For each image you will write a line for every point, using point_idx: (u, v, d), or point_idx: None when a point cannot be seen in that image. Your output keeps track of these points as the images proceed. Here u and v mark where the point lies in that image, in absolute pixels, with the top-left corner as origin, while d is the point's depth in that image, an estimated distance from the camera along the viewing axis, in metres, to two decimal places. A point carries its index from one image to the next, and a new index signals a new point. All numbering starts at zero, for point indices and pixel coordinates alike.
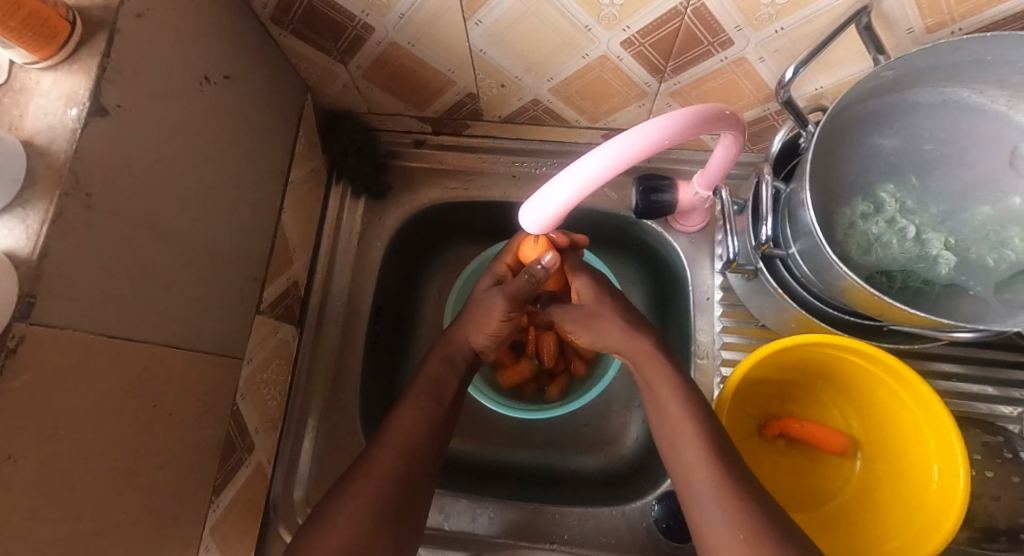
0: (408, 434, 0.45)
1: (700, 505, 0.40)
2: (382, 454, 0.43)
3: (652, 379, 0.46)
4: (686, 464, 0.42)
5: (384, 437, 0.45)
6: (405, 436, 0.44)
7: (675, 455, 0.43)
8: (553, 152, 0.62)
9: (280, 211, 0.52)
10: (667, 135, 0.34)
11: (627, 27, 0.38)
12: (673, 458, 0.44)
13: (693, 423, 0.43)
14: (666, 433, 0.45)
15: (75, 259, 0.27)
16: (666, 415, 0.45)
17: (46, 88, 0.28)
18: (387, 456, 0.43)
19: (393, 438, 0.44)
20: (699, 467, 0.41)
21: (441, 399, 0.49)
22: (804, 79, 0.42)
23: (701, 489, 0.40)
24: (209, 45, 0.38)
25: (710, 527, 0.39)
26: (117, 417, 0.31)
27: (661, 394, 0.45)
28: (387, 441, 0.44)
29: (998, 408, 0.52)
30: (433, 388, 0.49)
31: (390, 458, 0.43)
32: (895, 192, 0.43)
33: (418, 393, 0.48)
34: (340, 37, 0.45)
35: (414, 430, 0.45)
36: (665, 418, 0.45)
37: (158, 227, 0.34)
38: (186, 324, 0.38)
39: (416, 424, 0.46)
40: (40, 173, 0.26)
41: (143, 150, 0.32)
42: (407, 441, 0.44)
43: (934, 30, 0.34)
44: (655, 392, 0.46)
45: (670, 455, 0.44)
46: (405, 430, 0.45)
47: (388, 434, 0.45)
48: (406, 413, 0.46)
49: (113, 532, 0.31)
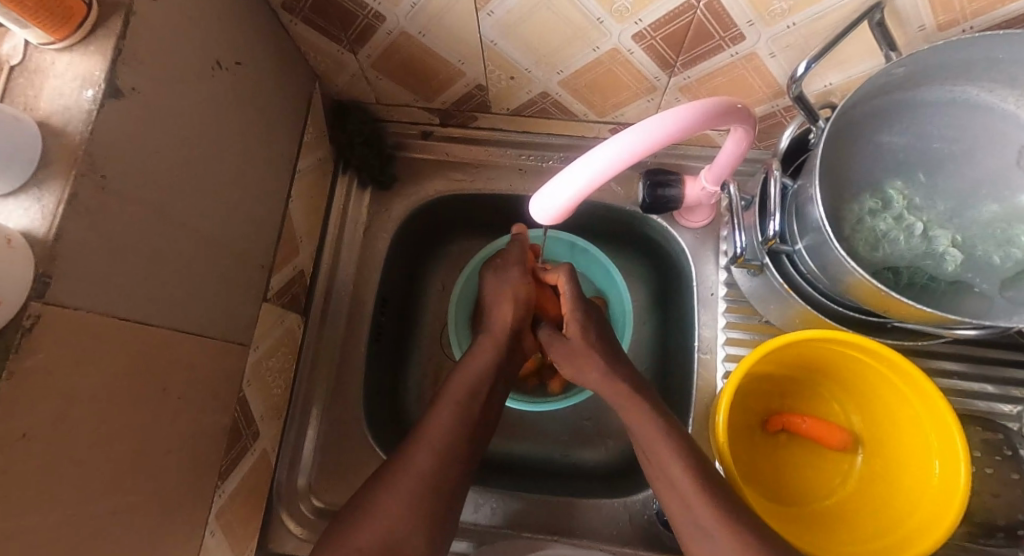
0: (450, 439, 0.45)
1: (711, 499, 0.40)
2: (417, 454, 0.44)
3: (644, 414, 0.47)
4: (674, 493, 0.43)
5: (422, 436, 0.45)
6: (443, 442, 0.45)
7: (682, 458, 0.44)
8: (560, 146, 0.62)
9: (287, 199, 0.51)
10: (677, 127, 0.35)
11: (639, 20, 0.38)
12: (680, 453, 0.44)
13: (670, 455, 0.44)
14: (651, 470, 0.45)
15: (87, 242, 0.27)
16: (648, 447, 0.45)
17: (61, 69, 0.28)
18: (422, 455, 0.44)
19: (430, 438, 0.45)
20: (689, 502, 0.42)
21: (478, 389, 0.49)
22: (815, 75, 0.42)
23: (702, 518, 0.41)
24: (221, 30, 0.38)
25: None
26: (126, 399, 0.31)
27: (640, 429, 0.46)
28: (425, 441, 0.45)
29: (997, 406, 0.52)
30: (470, 387, 0.49)
31: (422, 465, 0.43)
32: (902, 189, 0.43)
33: (455, 391, 0.48)
34: (350, 26, 0.45)
35: (454, 429, 0.46)
36: (667, 435, 0.45)
37: (169, 212, 0.34)
38: (194, 310, 0.38)
39: (455, 425, 0.46)
40: (56, 154, 0.26)
41: (156, 134, 0.32)
42: (445, 443, 0.45)
43: (946, 28, 0.35)
44: (631, 420, 0.47)
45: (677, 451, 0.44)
46: (444, 434, 0.45)
47: (425, 434, 0.45)
48: (444, 413, 0.47)
49: (122, 513, 0.32)
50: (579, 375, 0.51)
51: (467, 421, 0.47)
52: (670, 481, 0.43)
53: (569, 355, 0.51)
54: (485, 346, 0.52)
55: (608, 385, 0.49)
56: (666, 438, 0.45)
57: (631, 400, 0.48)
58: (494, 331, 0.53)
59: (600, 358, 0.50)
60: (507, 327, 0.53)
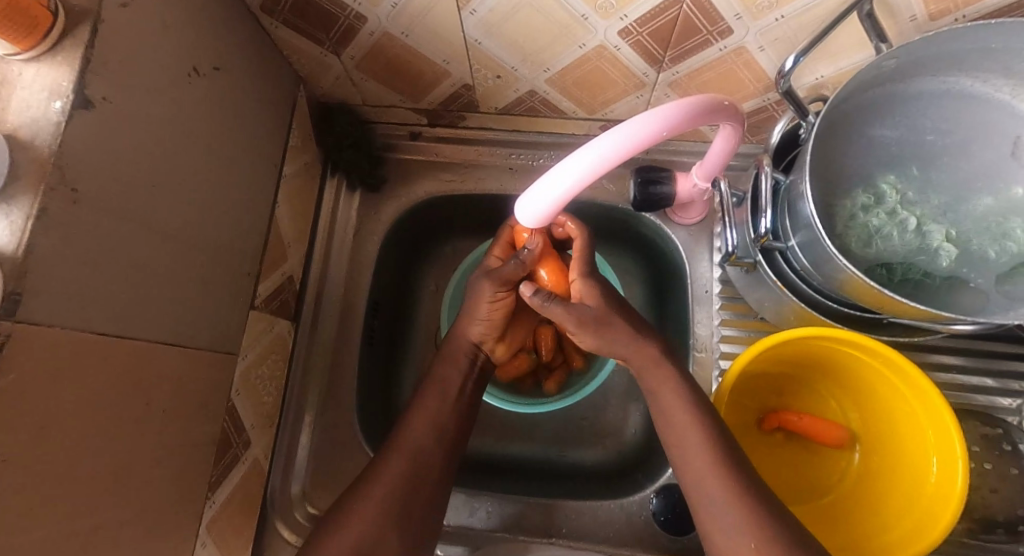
0: (422, 443, 0.45)
1: (709, 505, 0.40)
2: (390, 460, 0.43)
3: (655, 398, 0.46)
4: (689, 468, 0.42)
5: (396, 443, 0.45)
6: (416, 446, 0.45)
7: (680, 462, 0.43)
8: (550, 144, 0.62)
9: (273, 205, 0.51)
10: (666, 125, 0.34)
11: (624, 16, 0.37)
12: (679, 457, 0.43)
13: (694, 428, 0.43)
14: (670, 438, 0.45)
15: (59, 258, 0.26)
16: (671, 422, 0.45)
17: (29, 80, 0.27)
18: (396, 461, 0.43)
19: (405, 446, 0.45)
20: (706, 477, 0.41)
21: (455, 389, 0.49)
22: (805, 68, 0.41)
23: (710, 507, 0.40)
24: (198, 35, 0.37)
25: (726, 545, 0.39)
26: (107, 416, 0.30)
27: (662, 397, 0.46)
28: (399, 448, 0.44)
29: (996, 400, 0.52)
30: (445, 388, 0.49)
31: (410, 466, 0.43)
32: (896, 183, 0.42)
33: (429, 398, 0.48)
34: (332, 27, 0.44)
35: (426, 433, 0.45)
36: (672, 432, 0.44)
37: (147, 224, 0.33)
38: (176, 321, 0.37)
39: (429, 429, 0.46)
40: (25, 168, 0.25)
41: (130, 144, 0.31)
42: (423, 435, 0.45)
43: (937, 18, 0.34)
44: (654, 391, 0.46)
45: (676, 452, 0.44)
46: (416, 443, 0.45)
47: (397, 443, 0.45)
48: (417, 419, 0.46)
49: (105, 531, 0.31)
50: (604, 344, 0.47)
51: (440, 425, 0.47)
52: (686, 459, 0.43)
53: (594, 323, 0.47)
54: (449, 353, 0.51)
55: (638, 350, 0.47)
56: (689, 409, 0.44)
57: (656, 364, 0.46)
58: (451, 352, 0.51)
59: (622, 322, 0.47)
60: (467, 346, 0.52)
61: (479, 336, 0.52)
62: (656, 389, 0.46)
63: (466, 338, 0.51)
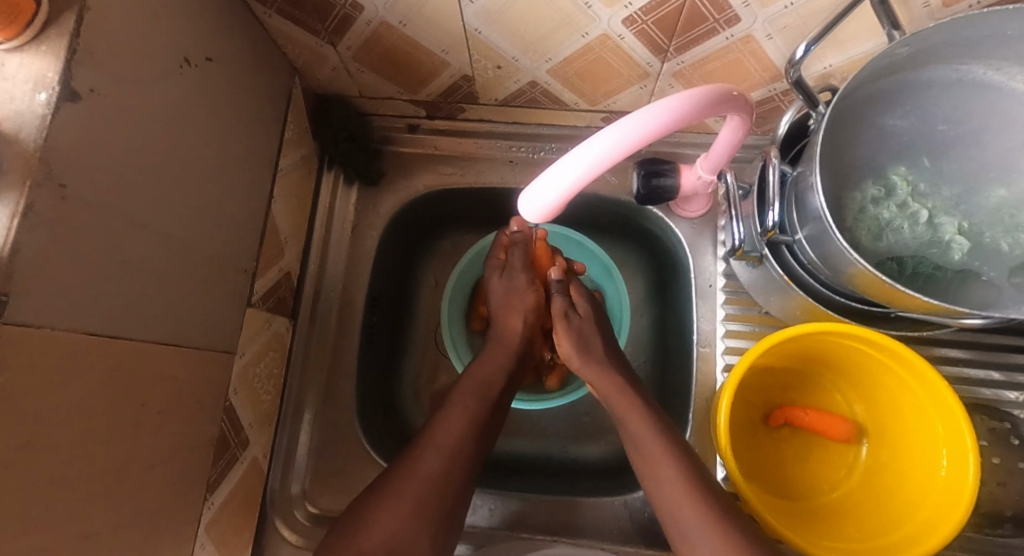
0: (456, 437, 0.45)
1: (685, 531, 0.40)
2: (424, 457, 0.43)
3: (625, 415, 0.46)
4: (669, 493, 0.42)
5: (429, 441, 0.44)
6: (450, 440, 0.44)
7: (657, 490, 0.43)
8: (551, 136, 0.61)
9: (269, 200, 0.50)
10: (675, 116, 0.33)
11: (628, 4, 0.36)
12: (651, 486, 0.43)
13: (666, 457, 0.43)
14: (642, 470, 0.44)
15: (45, 257, 0.25)
16: (643, 453, 0.44)
17: (11, 71, 0.26)
18: (421, 462, 0.43)
19: (438, 441, 0.44)
20: (682, 503, 0.41)
21: (489, 391, 0.49)
22: (813, 57, 0.41)
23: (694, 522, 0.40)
24: (189, 24, 0.36)
25: None
26: (100, 418, 0.29)
27: (634, 428, 0.45)
28: (434, 446, 0.44)
29: (1004, 393, 0.51)
30: (482, 387, 0.49)
31: (433, 462, 0.43)
32: (906, 174, 0.41)
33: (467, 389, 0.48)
34: (328, 16, 0.43)
35: (459, 428, 0.45)
36: (643, 456, 0.44)
37: (138, 220, 0.32)
38: (170, 320, 0.36)
39: (463, 423, 0.46)
40: (8, 163, 0.24)
41: (120, 138, 0.30)
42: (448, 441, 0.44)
43: (952, 3, 0.33)
44: (625, 417, 0.46)
45: (648, 482, 0.44)
46: (452, 433, 0.45)
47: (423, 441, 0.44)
48: (452, 415, 0.46)
49: (101, 537, 0.30)
50: (577, 355, 0.51)
51: (478, 420, 0.46)
52: (663, 487, 0.42)
53: (580, 330, 0.52)
54: (498, 347, 0.53)
55: (603, 375, 0.49)
56: (665, 438, 0.44)
57: (619, 389, 0.48)
58: (504, 340, 0.53)
59: (602, 345, 0.52)
60: (517, 336, 0.54)
61: (527, 328, 0.54)
62: (627, 410, 0.46)
63: (514, 327, 0.54)
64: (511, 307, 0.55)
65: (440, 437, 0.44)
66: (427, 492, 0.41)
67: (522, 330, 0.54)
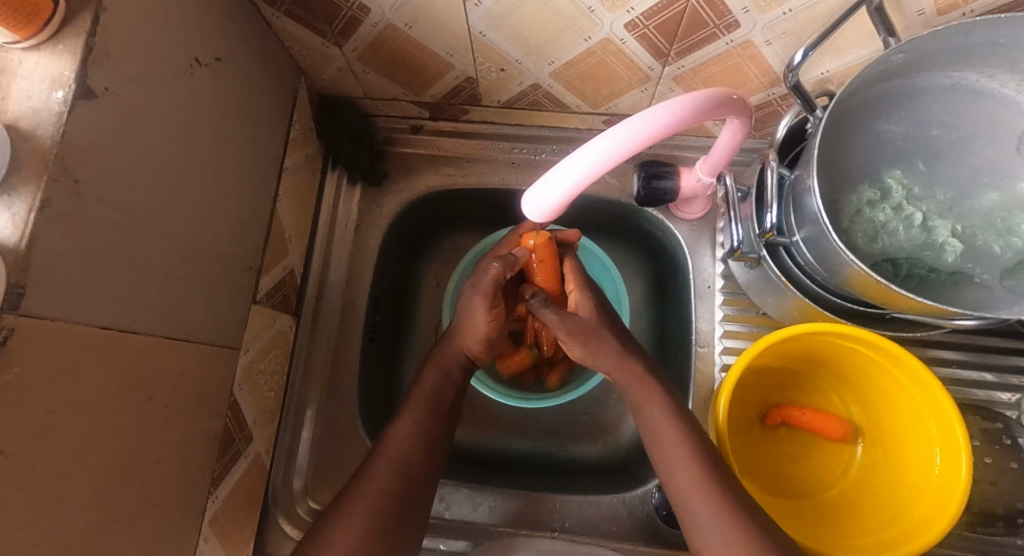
0: (406, 447, 0.45)
1: (695, 515, 0.41)
2: (377, 471, 0.43)
3: (642, 402, 0.47)
4: (680, 480, 0.43)
5: (381, 451, 0.45)
6: (402, 448, 0.45)
7: (670, 477, 0.44)
8: (553, 138, 0.61)
9: (274, 199, 0.50)
10: (672, 120, 0.34)
11: (631, 9, 0.37)
12: (664, 472, 0.44)
13: (680, 441, 0.44)
14: (655, 453, 0.45)
15: (62, 251, 0.26)
16: (658, 444, 0.45)
17: (29, 70, 0.26)
18: (381, 472, 0.43)
19: (389, 453, 0.44)
20: (692, 491, 0.42)
21: (440, 400, 0.49)
22: (811, 63, 0.41)
23: (700, 512, 0.41)
24: (199, 25, 0.37)
25: (710, 548, 0.40)
26: (111, 409, 0.30)
27: (651, 413, 0.46)
28: (385, 458, 0.44)
29: (996, 394, 0.52)
30: (435, 397, 0.49)
31: (386, 476, 0.43)
32: (902, 178, 0.42)
33: (420, 396, 0.48)
34: (335, 18, 0.44)
35: (410, 437, 0.46)
36: (659, 442, 0.45)
37: (149, 216, 0.33)
38: (178, 315, 0.37)
39: (413, 431, 0.46)
40: (25, 158, 0.25)
41: (132, 137, 0.31)
42: (400, 453, 0.44)
43: (946, 12, 0.34)
44: (642, 403, 0.47)
45: (661, 468, 0.45)
46: (401, 442, 0.45)
47: (384, 448, 0.45)
48: (404, 420, 0.47)
49: (108, 528, 0.31)
50: (591, 356, 0.49)
51: (427, 427, 0.47)
52: (674, 472, 0.43)
53: (583, 332, 0.48)
54: (443, 359, 0.51)
55: (622, 366, 0.48)
56: (671, 433, 0.44)
57: (640, 380, 0.48)
58: (440, 359, 0.51)
59: (612, 337, 0.49)
60: (460, 356, 0.51)
61: (474, 351, 0.51)
62: (645, 397, 0.47)
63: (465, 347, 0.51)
64: (465, 329, 0.50)
65: (389, 444, 0.45)
66: (377, 502, 0.41)
67: (474, 350, 0.51)
